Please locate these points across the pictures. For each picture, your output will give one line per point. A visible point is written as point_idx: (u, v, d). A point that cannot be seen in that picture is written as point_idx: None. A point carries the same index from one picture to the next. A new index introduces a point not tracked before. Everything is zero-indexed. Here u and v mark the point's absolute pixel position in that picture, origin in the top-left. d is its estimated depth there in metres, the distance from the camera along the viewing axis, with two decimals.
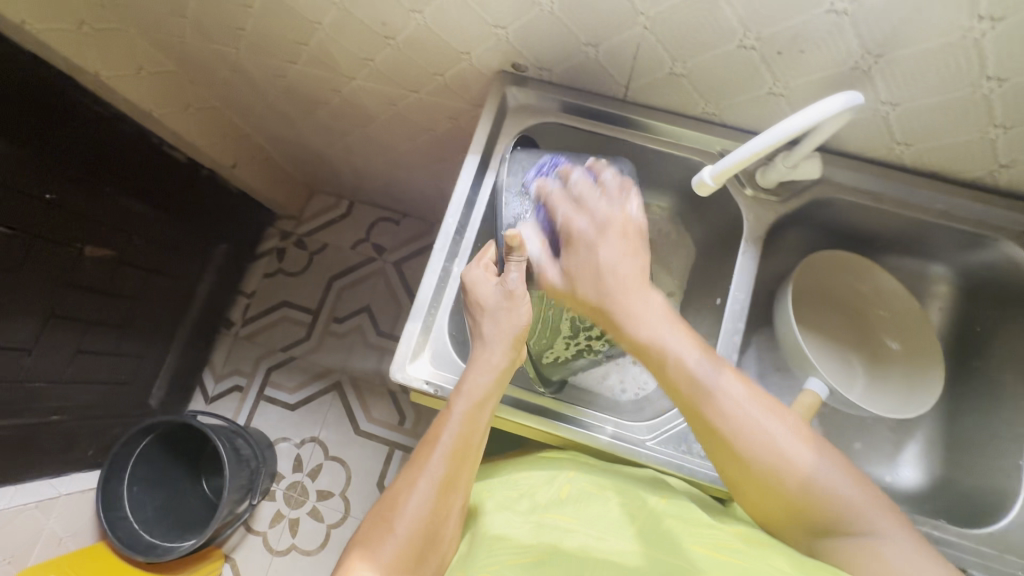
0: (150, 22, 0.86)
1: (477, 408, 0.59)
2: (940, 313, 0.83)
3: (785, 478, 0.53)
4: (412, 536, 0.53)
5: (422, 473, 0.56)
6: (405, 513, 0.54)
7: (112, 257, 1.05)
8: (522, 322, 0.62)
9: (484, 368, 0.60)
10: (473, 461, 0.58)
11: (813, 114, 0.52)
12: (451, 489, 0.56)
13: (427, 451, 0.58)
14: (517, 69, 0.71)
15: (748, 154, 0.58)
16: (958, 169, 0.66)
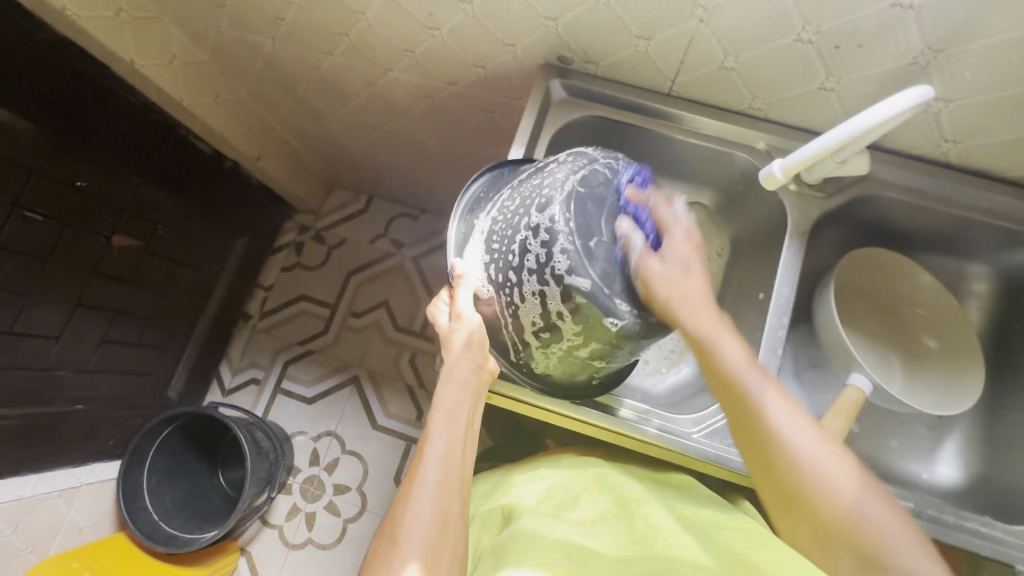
0: (187, 11, 0.84)
1: (452, 413, 0.54)
2: (978, 314, 0.71)
3: (829, 503, 0.43)
4: (426, 547, 0.46)
5: (415, 484, 0.50)
6: (414, 525, 0.47)
7: (138, 246, 1.05)
8: (472, 339, 0.57)
9: (446, 377, 0.56)
10: (461, 473, 0.52)
11: (893, 107, 0.49)
12: (453, 496, 0.50)
13: (414, 466, 0.51)
14: (562, 61, 0.67)
15: (819, 148, 0.55)
16: (1008, 170, 0.60)
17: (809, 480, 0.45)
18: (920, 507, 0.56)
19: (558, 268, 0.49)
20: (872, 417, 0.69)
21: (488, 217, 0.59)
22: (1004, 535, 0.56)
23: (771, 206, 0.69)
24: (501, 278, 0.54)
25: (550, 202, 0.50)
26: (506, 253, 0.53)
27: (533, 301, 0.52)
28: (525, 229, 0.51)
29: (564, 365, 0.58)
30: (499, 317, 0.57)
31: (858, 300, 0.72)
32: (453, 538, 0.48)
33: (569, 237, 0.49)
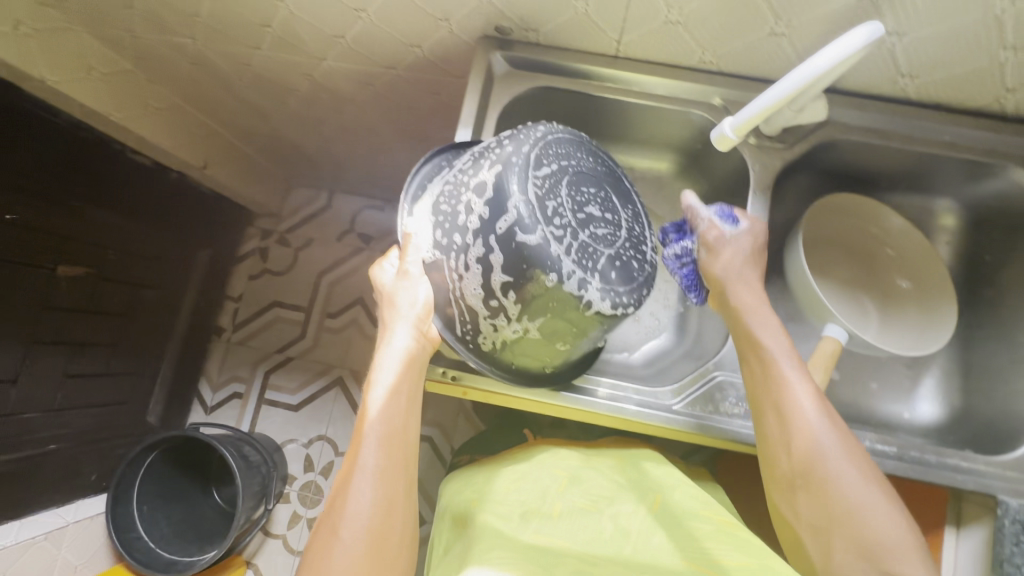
0: (98, 17, 0.77)
1: (395, 390, 0.53)
2: (947, 249, 0.71)
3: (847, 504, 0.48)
4: (363, 532, 0.46)
5: (356, 468, 0.49)
6: (352, 510, 0.47)
7: (88, 273, 1.00)
8: (421, 306, 0.56)
9: (389, 349, 0.55)
10: (405, 451, 0.52)
11: (841, 53, 0.46)
12: (394, 479, 0.50)
13: (355, 447, 0.50)
14: (501, 32, 0.62)
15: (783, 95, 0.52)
16: (968, 101, 0.59)
17: (832, 476, 0.49)
18: (902, 449, 0.56)
19: (505, 223, 0.49)
20: (850, 365, 0.69)
21: (441, 181, 0.58)
22: (984, 467, 0.55)
23: (733, 163, 0.67)
24: (447, 240, 0.53)
25: (506, 159, 0.51)
26: (454, 211, 0.53)
27: (480, 260, 0.51)
28: (477, 184, 0.51)
29: (516, 343, 0.56)
30: (446, 285, 0.55)
31: (828, 245, 0.71)
32: (395, 519, 0.49)
33: (522, 195, 0.49)
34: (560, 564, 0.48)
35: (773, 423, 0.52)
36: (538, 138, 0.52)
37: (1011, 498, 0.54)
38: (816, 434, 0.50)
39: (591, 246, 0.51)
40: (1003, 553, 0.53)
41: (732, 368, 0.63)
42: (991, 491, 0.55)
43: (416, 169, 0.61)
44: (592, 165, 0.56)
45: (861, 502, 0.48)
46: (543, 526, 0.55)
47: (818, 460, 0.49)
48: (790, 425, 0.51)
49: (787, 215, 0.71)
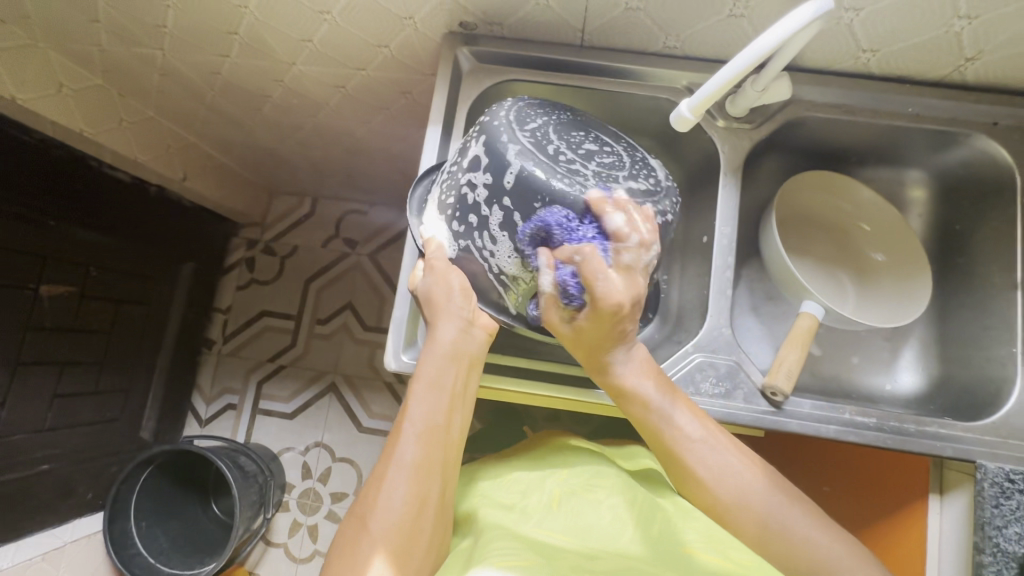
0: (63, 33, 0.77)
1: (436, 385, 0.51)
2: (920, 221, 0.72)
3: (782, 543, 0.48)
4: (393, 531, 0.46)
5: (391, 462, 0.48)
6: (384, 505, 0.47)
7: (71, 292, 0.99)
8: (456, 293, 0.54)
9: (433, 340, 0.53)
10: (445, 450, 0.50)
11: (793, 23, 0.46)
12: (429, 478, 0.49)
13: (393, 440, 0.50)
14: (466, 27, 0.63)
15: (732, 74, 0.50)
16: (929, 72, 0.59)
17: (760, 517, 0.48)
18: (882, 420, 0.57)
19: (510, 174, 0.48)
20: (830, 340, 0.70)
21: (437, 182, 0.57)
22: (964, 433, 0.56)
23: (703, 145, 0.67)
24: (464, 224, 0.53)
25: (489, 127, 0.51)
26: (460, 194, 0.52)
27: (501, 225, 0.50)
28: (470, 162, 0.51)
29: None
30: (476, 261, 0.54)
31: (803, 224, 0.72)
32: (428, 520, 0.48)
33: (516, 147, 0.49)
34: (562, 559, 0.49)
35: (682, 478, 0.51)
36: (512, 104, 0.53)
37: (989, 462, 0.54)
38: (720, 479, 0.50)
39: (603, 175, 0.50)
40: (983, 517, 0.53)
41: (710, 347, 0.60)
42: (969, 456, 0.55)
43: (412, 188, 0.61)
44: (574, 113, 0.56)
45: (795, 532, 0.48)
46: (546, 520, 0.57)
47: (742, 508, 0.49)
48: (701, 481, 0.50)
49: (761, 195, 0.72)
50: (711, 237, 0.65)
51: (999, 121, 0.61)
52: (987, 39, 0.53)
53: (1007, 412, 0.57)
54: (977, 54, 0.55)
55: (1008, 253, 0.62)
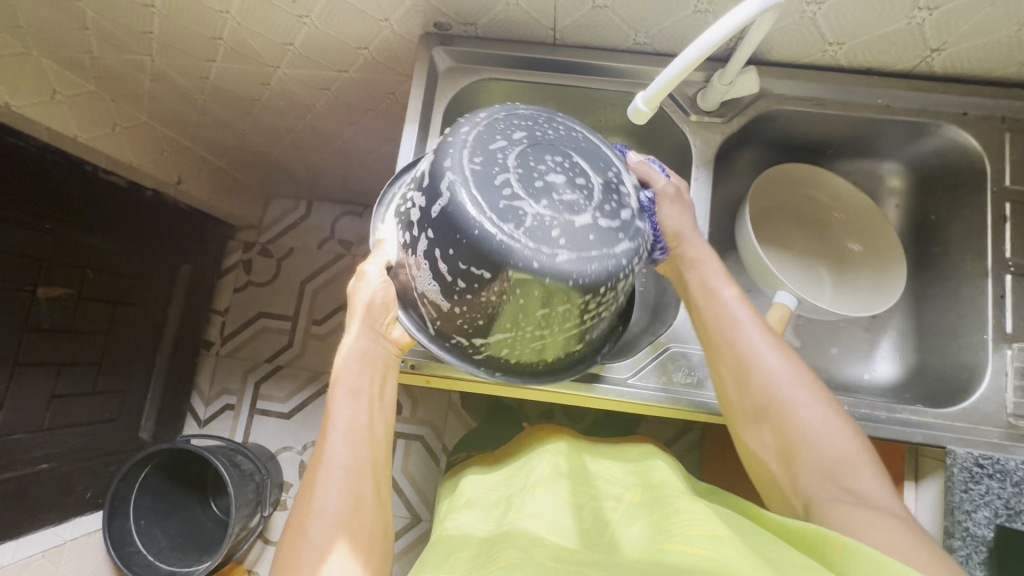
0: (56, 41, 0.79)
1: (357, 392, 0.53)
2: (896, 213, 0.73)
3: (803, 427, 0.50)
4: (333, 534, 0.45)
5: (322, 469, 0.49)
6: (320, 513, 0.46)
7: (68, 294, 1.02)
8: (376, 303, 0.56)
9: (345, 351, 0.56)
10: (372, 449, 0.51)
11: (734, 21, 0.46)
12: (363, 477, 0.49)
13: (319, 451, 0.50)
14: (440, 28, 0.64)
15: (683, 67, 0.50)
16: (897, 65, 0.60)
17: (790, 400, 0.51)
18: (852, 408, 0.58)
19: (440, 204, 0.48)
20: (809, 332, 0.71)
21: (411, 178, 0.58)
22: (933, 420, 0.57)
23: (676, 138, 0.68)
24: (404, 238, 0.54)
25: (448, 143, 0.50)
26: (409, 207, 0.53)
27: (425, 251, 0.50)
28: (422, 177, 0.52)
29: (503, 344, 0.54)
30: (408, 276, 0.55)
31: (780, 216, 0.73)
32: (367, 519, 0.48)
33: (456, 173, 0.48)
34: (539, 547, 0.49)
35: (732, 364, 0.54)
36: (485, 121, 0.52)
37: (959, 448, 0.55)
38: (762, 359, 0.53)
39: (543, 220, 0.47)
40: (952, 502, 0.54)
41: (684, 338, 0.64)
42: (940, 441, 0.56)
43: (395, 175, 0.63)
44: (558, 132, 0.52)
45: (815, 424, 0.50)
46: (527, 506, 0.56)
47: (775, 396, 0.51)
48: (740, 361, 0.54)
49: (737, 189, 0.73)
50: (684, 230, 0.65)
51: (969, 111, 0.62)
52: (949, 30, 0.54)
53: (977, 398, 0.57)
54: (942, 45, 0.56)
55: (979, 241, 0.63)
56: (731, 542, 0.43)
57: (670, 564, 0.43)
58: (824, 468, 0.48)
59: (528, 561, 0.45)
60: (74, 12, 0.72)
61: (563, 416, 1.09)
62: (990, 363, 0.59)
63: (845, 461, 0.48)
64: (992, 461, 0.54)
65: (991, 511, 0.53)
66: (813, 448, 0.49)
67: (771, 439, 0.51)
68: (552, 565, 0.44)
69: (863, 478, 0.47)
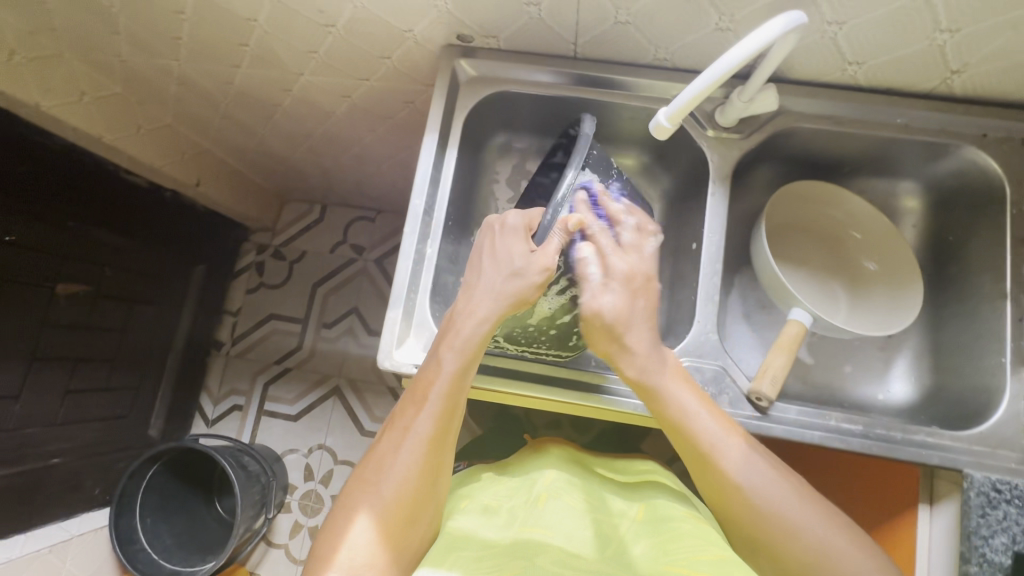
0: (86, 44, 0.81)
1: (465, 368, 0.56)
2: (913, 232, 0.73)
3: (793, 543, 0.51)
4: (399, 497, 0.53)
5: (406, 432, 0.55)
6: (392, 473, 0.53)
7: (87, 291, 1.03)
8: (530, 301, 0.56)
9: (468, 315, 0.56)
10: (453, 425, 0.56)
11: (756, 43, 0.47)
12: (438, 451, 0.55)
13: (413, 411, 0.56)
14: (463, 39, 0.65)
15: (706, 84, 0.50)
16: (916, 85, 0.60)
17: (780, 525, 0.51)
18: (868, 428, 0.58)
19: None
20: (823, 350, 0.70)
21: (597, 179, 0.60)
22: (950, 442, 0.56)
23: (693, 151, 0.68)
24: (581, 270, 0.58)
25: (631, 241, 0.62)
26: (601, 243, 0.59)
27: (574, 304, 0.60)
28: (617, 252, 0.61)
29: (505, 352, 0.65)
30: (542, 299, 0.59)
31: (796, 233, 0.73)
32: (436, 490, 0.55)
33: None
34: (542, 555, 0.50)
35: (714, 493, 0.55)
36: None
37: (975, 471, 0.55)
38: (748, 485, 0.53)
39: None
40: (969, 526, 0.53)
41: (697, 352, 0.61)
42: (956, 464, 0.56)
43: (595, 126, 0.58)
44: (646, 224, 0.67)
45: (812, 541, 0.51)
46: (531, 518, 0.57)
47: (764, 516, 0.52)
48: (725, 488, 0.54)
49: (752, 204, 0.74)
50: (700, 244, 0.65)
51: (989, 132, 0.62)
52: (971, 52, 0.54)
53: (995, 422, 0.57)
54: (962, 67, 0.56)
55: (998, 263, 0.63)
56: (735, 568, 0.47)
57: None
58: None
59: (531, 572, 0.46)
60: (106, 16, 0.74)
61: (570, 427, 1.09)
62: (1008, 385, 0.58)
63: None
64: (1011, 486, 0.53)
65: (1009, 537, 0.52)
66: (815, 564, 0.50)
67: (768, 563, 0.53)
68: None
69: None
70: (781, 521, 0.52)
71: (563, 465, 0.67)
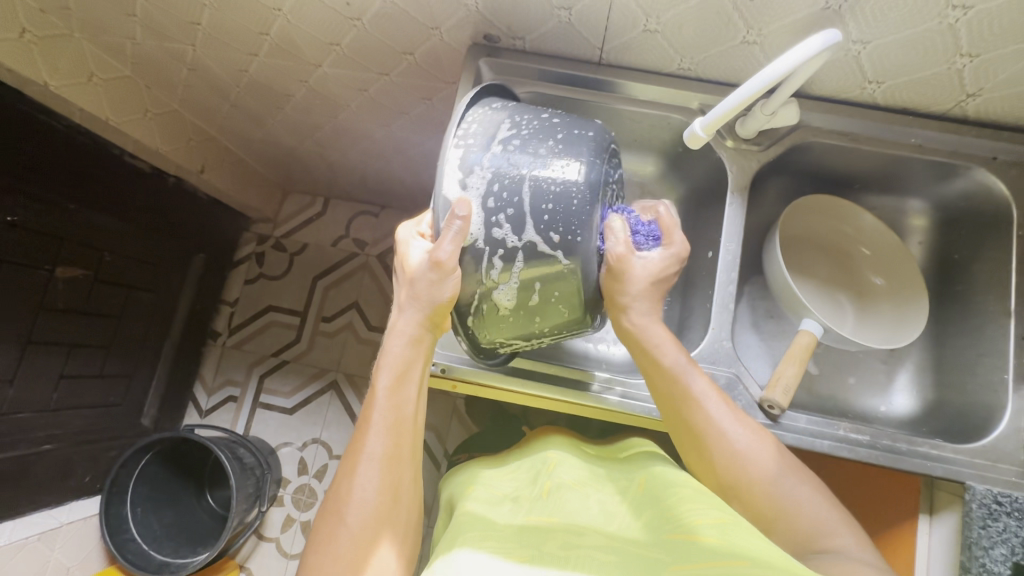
0: (101, 25, 0.80)
1: (402, 378, 0.57)
2: (920, 249, 0.75)
3: (770, 492, 0.53)
4: (366, 526, 0.52)
5: (362, 456, 0.54)
6: (355, 503, 0.53)
7: (85, 276, 1.01)
8: (445, 295, 0.55)
9: (394, 332, 0.58)
10: (408, 442, 0.57)
11: (791, 61, 0.49)
12: (396, 469, 0.55)
13: (360, 436, 0.56)
14: (490, 39, 0.66)
15: (734, 104, 0.53)
16: (933, 106, 0.62)
17: (759, 477, 0.54)
18: (875, 439, 0.59)
19: (562, 258, 0.53)
20: (827, 360, 0.72)
21: (485, 144, 0.55)
22: (953, 455, 0.58)
23: (712, 160, 0.70)
24: (505, 244, 0.53)
25: (553, 174, 0.53)
26: (510, 204, 0.53)
27: (522, 277, 0.54)
28: (541, 196, 0.52)
29: (511, 343, 0.61)
30: (473, 266, 0.55)
31: (807, 246, 0.75)
32: (401, 507, 0.55)
33: (587, 224, 0.52)
34: (550, 540, 0.49)
35: (697, 445, 0.56)
36: (575, 151, 0.54)
37: (977, 484, 0.57)
38: (726, 436, 0.56)
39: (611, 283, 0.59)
40: (971, 538, 0.57)
41: (712, 359, 0.63)
42: (960, 477, 0.58)
43: (461, 106, 0.55)
44: (607, 146, 0.56)
45: (790, 494, 0.53)
46: (534, 507, 0.56)
47: (742, 463, 0.54)
48: (705, 436, 0.56)
49: (766, 215, 0.75)
50: (717, 253, 0.67)
51: (999, 155, 0.63)
52: (987, 77, 0.56)
53: (995, 436, 0.59)
54: (978, 90, 0.58)
55: (1003, 282, 0.65)
56: (736, 530, 0.45)
57: (679, 549, 0.44)
58: (800, 539, 0.51)
59: (540, 558, 0.45)
60: None
61: None
62: (1010, 402, 0.60)
63: (819, 529, 0.50)
64: (1012, 499, 0.55)
65: (1008, 548, 0.54)
66: (791, 522, 0.52)
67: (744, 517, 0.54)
68: (570, 555, 0.46)
69: (837, 539, 0.49)
70: (757, 469, 0.54)
71: (565, 449, 0.67)
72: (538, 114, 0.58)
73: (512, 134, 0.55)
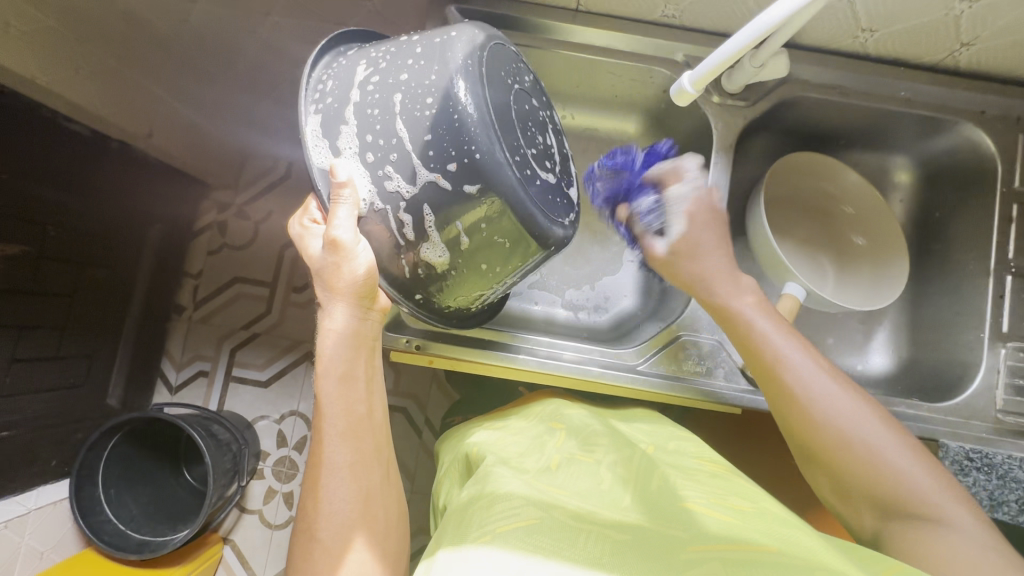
0: None
1: (347, 379, 0.57)
2: (901, 207, 0.76)
3: (869, 461, 0.53)
4: (337, 535, 0.53)
5: (324, 469, 0.55)
6: (326, 518, 0.54)
7: (28, 254, 0.91)
8: (357, 272, 0.56)
9: (325, 333, 0.58)
10: (368, 441, 0.58)
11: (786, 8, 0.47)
12: (361, 472, 0.56)
13: (319, 449, 0.57)
14: None
15: (724, 58, 0.52)
16: (924, 57, 0.63)
17: (860, 445, 0.54)
18: None
19: (474, 190, 0.52)
20: (806, 321, 0.74)
21: (345, 97, 0.56)
22: (927, 414, 0.64)
23: (696, 115, 0.69)
24: (402, 191, 0.54)
25: (423, 99, 0.52)
26: (392, 149, 0.53)
27: (438, 225, 0.55)
28: (417, 127, 0.52)
29: (456, 291, 0.62)
30: (388, 235, 0.57)
31: (792, 206, 0.74)
32: (375, 506, 0.56)
33: (480, 135, 0.51)
34: (559, 509, 0.48)
35: (790, 413, 0.58)
36: (438, 63, 0.52)
37: (951, 441, 0.63)
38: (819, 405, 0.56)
39: (557, 204, 0.57)
40: None
41: (693, 327, 0.70)
42: (934, 435, 0.63)
43: (306, 70, 0.58)
44: (477, 50, 0.53)
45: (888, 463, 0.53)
46: (545, 476, 0.55)
47: (841, 429, 0.55)
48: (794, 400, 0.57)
49: (750, 175, 0.73)
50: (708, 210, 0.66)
51: (987, 110, 0.65)
52: (983, 26, 0.56)
53: (970, 395, 0.64)
54: (973, 40, 0.58)
55: (981, 245, 0.67)
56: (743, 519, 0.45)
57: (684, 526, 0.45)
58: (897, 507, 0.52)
59: (550, 524, 0.44)
60: None
61: None
62: (982, 360, 0.65)
63: (918, 497, 0.51)
64: (981, 454, 0.62)
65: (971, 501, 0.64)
66: (887, 493, 0.52)
67: (836, 479, 0.56)
68: (578, 530, 0.44)
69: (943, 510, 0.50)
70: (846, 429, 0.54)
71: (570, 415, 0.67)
72: (395, 43, 0.57)
73: (369, 75, 0.56)
